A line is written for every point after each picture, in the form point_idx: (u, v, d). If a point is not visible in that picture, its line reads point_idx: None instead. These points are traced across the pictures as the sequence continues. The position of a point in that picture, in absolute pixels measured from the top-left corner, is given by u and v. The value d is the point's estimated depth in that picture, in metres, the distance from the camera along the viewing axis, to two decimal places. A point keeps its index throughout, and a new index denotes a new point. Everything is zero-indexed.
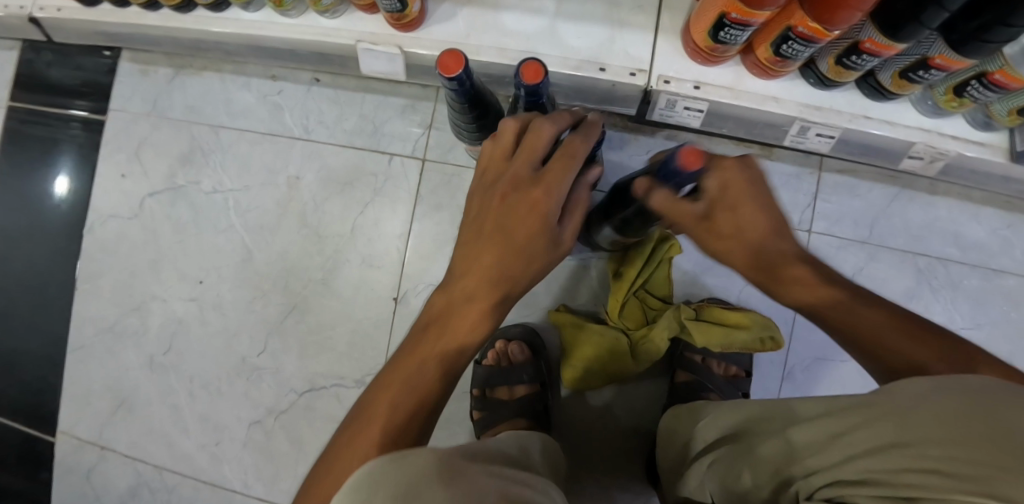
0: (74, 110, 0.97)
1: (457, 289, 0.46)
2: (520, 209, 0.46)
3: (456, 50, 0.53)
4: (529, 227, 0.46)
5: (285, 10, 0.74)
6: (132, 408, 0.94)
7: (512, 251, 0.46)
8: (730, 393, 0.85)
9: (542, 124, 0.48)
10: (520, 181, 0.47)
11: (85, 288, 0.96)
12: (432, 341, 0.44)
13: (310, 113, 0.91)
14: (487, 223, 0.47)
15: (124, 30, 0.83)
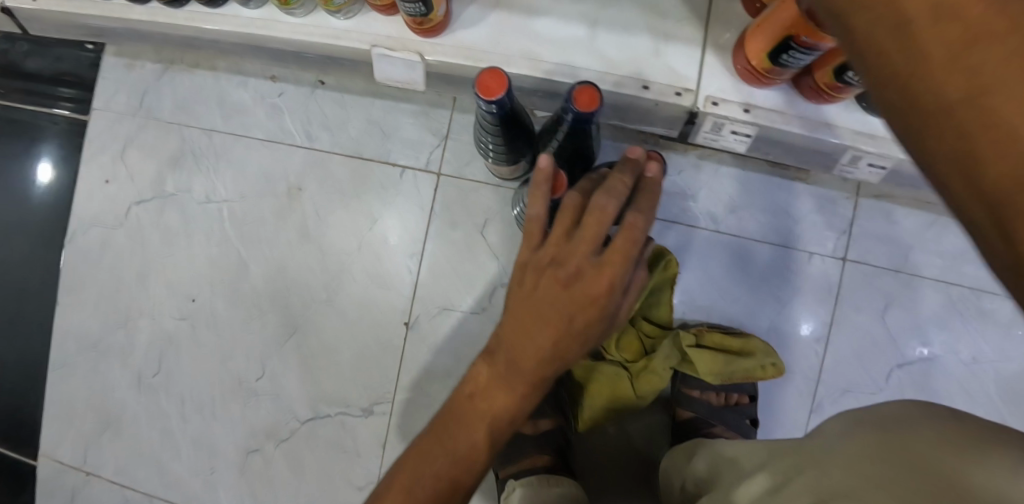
0: (55, 109, 0.88)
1: (505, 364, 0.48)
2: (577, 298, 0.45)
3: (499, 70, 0.48)
4: (586, 315, 0.45)
5: (290, 8, 0.66)
6: (118, 430, 0.87)
7: (566, 337, 0.46)
8: (736, 421, 0.78)
9: (605, 206, 0.45)
10: (580, 267, 0.45)
11: (66, 300, 0.88)
12: (471, 413, 0.49)
13: (313, 116, 0.84)
14: (543, 310, 0.46)
15: (107, 23, 0.74)
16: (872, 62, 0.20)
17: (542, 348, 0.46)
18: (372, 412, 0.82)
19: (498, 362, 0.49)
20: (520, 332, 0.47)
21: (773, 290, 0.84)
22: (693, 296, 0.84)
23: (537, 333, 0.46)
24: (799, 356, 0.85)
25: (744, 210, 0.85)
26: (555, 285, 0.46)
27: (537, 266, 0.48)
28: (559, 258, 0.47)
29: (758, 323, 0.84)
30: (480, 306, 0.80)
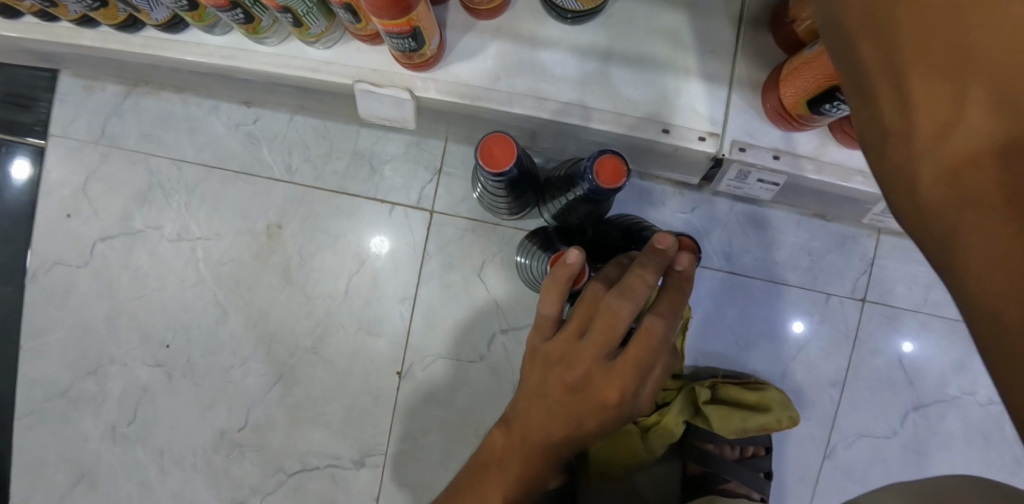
0: (27, 139, 0.80)
1: (518, 442, 0.44)
2: (583, 405, 0.41)
3: (507, 137, 0.41)
4: (591, 421, 0.41)
5: (260, 36, 0.57)
6: (93, 483, 0.81)
7: (573, 439, 0.42)
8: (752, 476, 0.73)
9: (619, 308, 0.40)
10: (587, 373, 0.40)
11: (29, 346, 0.81)
12: (477, 486, 0.45)
13: (294, 145, 0.76)
14: (555, 407, 0.42)
15: (56, 48, 0.66)
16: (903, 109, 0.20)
17: (548, 446, 0.43)
18: (364, 464, 0.76)
19: (507, 444, 0.45)
20: (530, 421, 0.44)
21: (791, 334, 0.79)
22: (704, 341, 0.78)
23: (542, 431, 0.43)
24: (815, 401, 0.80)
25: (761, 249, 0.79)
26: (560, 387, 0.41)
27: (544, 361, 0.43)
28: (567, 357, 0.41)
29: (774, 368, 0.79)
30: (477, 355, 0.75)
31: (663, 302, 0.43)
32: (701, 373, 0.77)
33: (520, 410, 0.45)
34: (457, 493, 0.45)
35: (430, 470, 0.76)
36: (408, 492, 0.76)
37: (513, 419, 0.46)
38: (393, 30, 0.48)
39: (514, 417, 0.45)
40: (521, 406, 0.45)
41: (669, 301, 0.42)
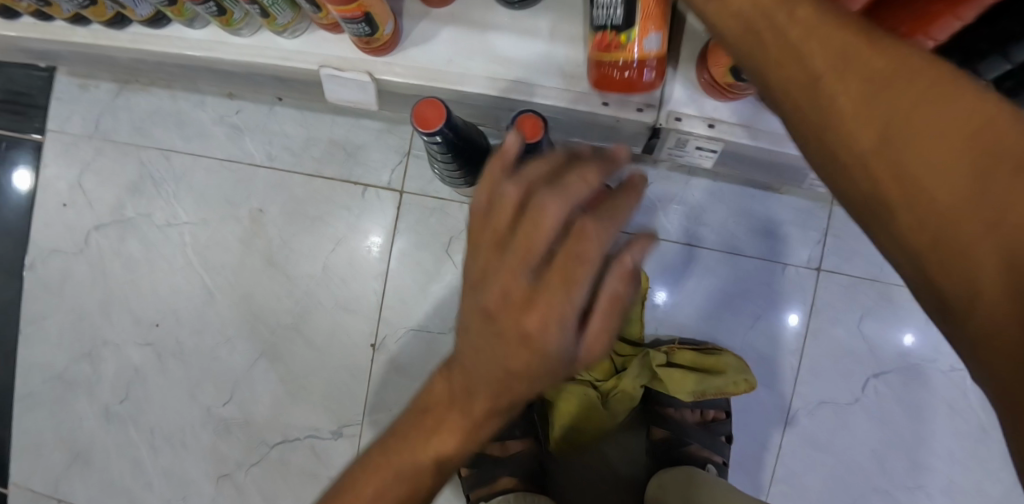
0: (29, 135, 0.86)
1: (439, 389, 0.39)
2: (507, 343, 0.32)
3: (438, 102, 0.45)
4: (521, 361, 0.32)
5: (235, 28, 0.63)
6: (88, 461, 0.85)
7: (499, 384, 0.34)
8: (713, 439, 0.76)
9: (544, 209, 0.31)
10: (513, 291, 0.32)
11: (28, 331, 0.86)
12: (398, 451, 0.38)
13: (274, 134, 0.82)
14: (478, 348, 0.34)
15: (52, 47, 0.72)
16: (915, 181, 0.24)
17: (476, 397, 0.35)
18: (342, 435, 0.80)
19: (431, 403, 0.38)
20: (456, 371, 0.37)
21: (750, 305, 0.83)
22: (664, 311, 0.82)
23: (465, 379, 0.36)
24: (775, 369, 0.84)
25: (716, 224, 0.83)
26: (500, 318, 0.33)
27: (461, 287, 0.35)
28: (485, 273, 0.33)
29: (733, 337, 0.82)
30: (447, 327, 0.79)
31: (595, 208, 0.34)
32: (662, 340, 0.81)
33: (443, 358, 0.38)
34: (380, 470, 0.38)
35: None
36: None
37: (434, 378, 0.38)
38: (346, 15, 0.53)
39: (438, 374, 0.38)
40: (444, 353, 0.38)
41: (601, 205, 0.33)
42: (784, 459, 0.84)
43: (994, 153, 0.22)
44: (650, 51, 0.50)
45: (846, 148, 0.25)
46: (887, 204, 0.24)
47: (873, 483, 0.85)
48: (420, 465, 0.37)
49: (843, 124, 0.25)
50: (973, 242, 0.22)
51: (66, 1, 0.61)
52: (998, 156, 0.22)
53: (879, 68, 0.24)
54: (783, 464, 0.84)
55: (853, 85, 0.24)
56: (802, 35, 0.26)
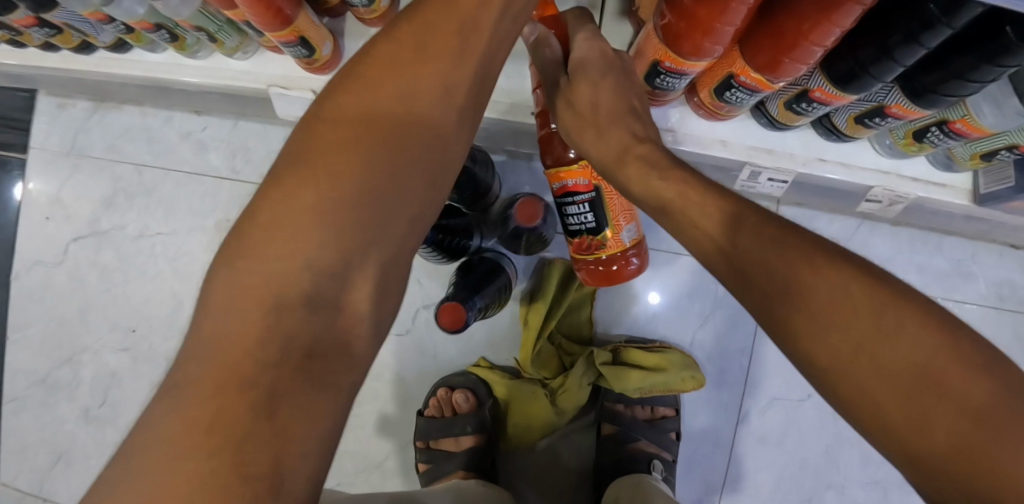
0: (13, 153, 0.91)
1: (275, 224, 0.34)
2: (360, 144, 0.36)
3: None
4: (382, 136, 0.37)
5: (189, 51, 0.67)
6: (70, 462, 0.90)
7: (352, 196, 0.35)
8: (660, 438, 0.78)
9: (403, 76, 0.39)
10: (376, 83, 0.38)
11: (13, 338, 0.91)
12: (225, 305, 0.32)
13: (238, 147, 0.86)
14: (327, 147, 0.36)
15: (25, 70, 0.76)
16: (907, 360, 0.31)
17: (348, 187, 0.35)
18: None
19: (264, 213, 0.35)
20: (299, 172, 0.35)
21: (698, 304, 0.82)
22: (616, 311, 0.83)
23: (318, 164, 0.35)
24: (725, 368, 0.82)
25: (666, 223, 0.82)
26: (347, 102, 0.38)
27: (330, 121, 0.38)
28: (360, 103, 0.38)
29: (679, 337, 0.82)
30: (404, 329, 0.83)
31: (405, 41, 0.39)
32: (612, 336, 0.82)
33: (279, 173, 0.36)
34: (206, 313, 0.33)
35: (370, 437, 0.84)
36: (349, 457, 0.83)
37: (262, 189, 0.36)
38: (283, 40, 0.57)
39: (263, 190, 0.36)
40: (285, 162, 0.37)
41: (428, 27, 0.40)
42: (734, 460, 0.82)
43: (911, 363, 0.31)
44: (630, 239, 0.60)
45: (837, 363, 0.33)
46: (868, 397, 0.32)
47: (827, 480, 0.83)
48: (256, 312, 0.32)
49: (824, 325, 0.34)
50: (950, 407, 0.29)
51: (34, 30, 0.65)
52: (926, 367, 0.30)
53: (861, 300, 0.33)
54: (738, 464, 0.82)
55: (817, 322, 0.34)
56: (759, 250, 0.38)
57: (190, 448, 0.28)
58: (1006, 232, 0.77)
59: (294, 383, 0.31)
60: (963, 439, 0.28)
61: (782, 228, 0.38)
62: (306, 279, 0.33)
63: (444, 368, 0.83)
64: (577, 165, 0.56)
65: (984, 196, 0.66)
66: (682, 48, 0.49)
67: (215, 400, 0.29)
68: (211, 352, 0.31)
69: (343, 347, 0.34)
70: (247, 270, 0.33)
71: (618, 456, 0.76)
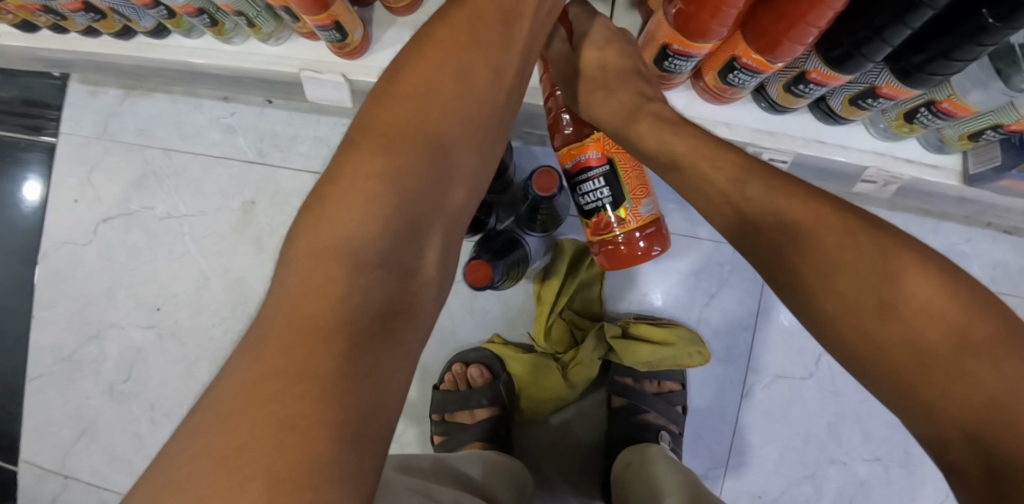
0: (44, 138, 0.95)
1: (343, 189, 0.40)
2: (411, 125, 0.43)
3: None
4: (437, 119, 0.44)
5: (226, 37, 0.71)
6: (94, 437, 0.92)
7: (407, 166, 0.41)
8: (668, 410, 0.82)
9: (448, 63, 0.45)
10: (432, 71, 0.45)
11: (40, 316, 0.94)
12: (303, 259, 0.37)
13: (264, 132, 0.90)
14: (387, 125, 0.42)
15: (65, 56, 0.80)
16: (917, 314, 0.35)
17: (412, 164, 0.41)
18: None
19: (339, 183, 0.40)
20: (368, 148, 0.41)
21: (705, 282, 0.86)
22: (624, 289, 0.86)
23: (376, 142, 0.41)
24: (730, 345, 0.86)
25: (674, 206, 0.86)
26: (405, 86, 0.44)
27: (385, 101, 0.44)
28: (414, 86, 0.44)
29: (686, 314, 0.86)
30: None
31: (450, 32, 0.46)
32: (621, 314, 0.86)
33: (347, 150, 0.42)
34: (288, 271, 0.38)
35: None
36: None
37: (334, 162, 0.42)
38: (320, 24, 0.61)
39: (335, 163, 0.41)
40: (352, 141, 0.42)
41: (473, 20, 0.47)
42: (740, 434, 0.86)
43: (920, 316, 0.35)
44: (647, 216, 0.62)
45: (850, 316, 0.37)
46: (871, 337, 0.36)
47: (829, 455, 0.85)
48: (335, 258, 0.37)
49: (836, 283, 0.38)
50: (959, 352, 0.34)
51: (80, 15, 0.69)
52: (927, 309, 0.35)
53: (868, 253, 0.38)
54: (741, 437, 0.85)
55: (830, 280, 0.38)
56: (779, 215, 0.42)
57: (270, 385, 0.32)
58: (996, 214, 0.81)
59: (371, 327, 0.36)
60: (970, 383, 0.33)
61: (794, 188, 0.42)
62: (371, 236, 0.38)
63: (460, 344, 0.86)
64: (590, 140, 0.60)
65: (973, 176, 0.71)
66: (689, 30, 0.53)
67: (305, 345, 0.33)
68: (299, 303, 0.35)
69: (411, 302, 0.39)
70: (327, 232, 0.38)
71: (627, 426, 0.80)
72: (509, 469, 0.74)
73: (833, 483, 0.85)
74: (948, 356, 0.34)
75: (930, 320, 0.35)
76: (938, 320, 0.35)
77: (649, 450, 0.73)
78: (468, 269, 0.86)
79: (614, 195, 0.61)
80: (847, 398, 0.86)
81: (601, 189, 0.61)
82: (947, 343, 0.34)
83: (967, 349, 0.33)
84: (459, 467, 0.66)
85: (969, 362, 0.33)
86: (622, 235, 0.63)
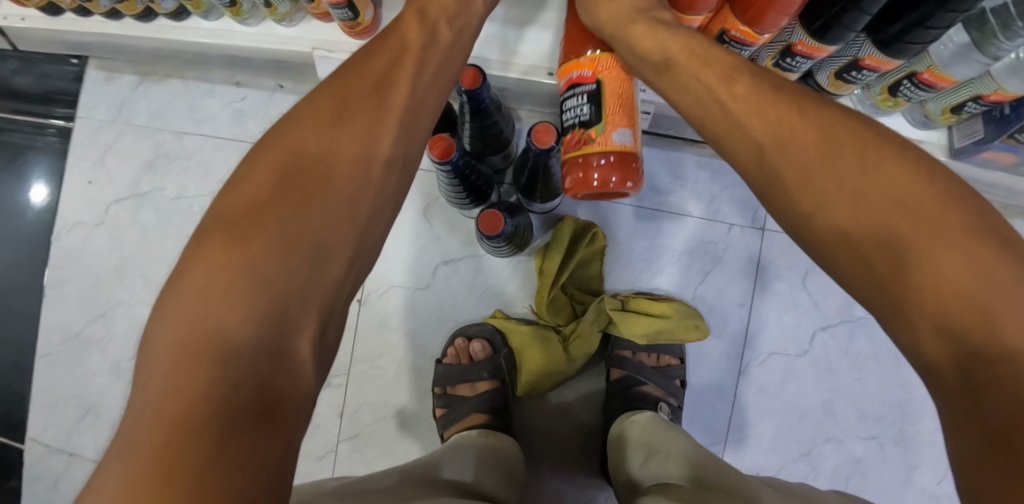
0: (49, 121, 0.98)
1: (193, 296, 0.39)
2: (262, 213, 0.42)
3: (477, 70, 0.58)
4: (301, 205, 0.43)
5: (242, 18, 0.74)
6: (99, 414, 0.93)
7: (262, 257, 0.40)
8: (667, 383, 0.83)
9: (304, 148, 0.45)
10: (296, 154, 0.44)
11: (50, 295, 0.96)
12: (159, 365, 0.37)
13: (275, 116, 0.93)
14: (240, 219, 0.41)
15: (86, 38, 0.84)
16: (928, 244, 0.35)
17: (270, 250, 0.41)
18: (330, 385, 0.89)
19: (188, 285, 0.39)
20: (221, 242, 0.40)
21: (702, 260, 0.88)
22: (622, 267, 0.88)
23: (223, 241, 0.40)
24: (726, 321, 0.88)
25: (669, 187, 0.89)
26: (265, 176, 0.43)
27: (236, 197, 0.43)
28: (273, 179, 0.43)
29: (683, 292, 0.88)
30: (424, 283, 0.89)
31: (310, 115, 0.46)
32: (619, 290, 0.88)
33: (199, 242, 0.41)
34: (150, 376, 0.37)
35: (389, 389, 0.89)
36: (370, 407, 0.88)
37: (184, 259, 0.41)
38: (332, 2, 0.64)
39: (187, 261, 0.40)
40: (205, 235, 0.41)
41: (336, 107, 0.46)
42: (736, 410, 0.87)
43: (928, 241, 0.35)
44: (623, 145, 0.51)
45: (855, 234, 0.38)
46: (871, 261, 0.37)
47: (825, 433, 0.86)
48: (191, 363, 0.36)
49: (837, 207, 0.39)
50: (973, 285, 0.33)
51: None
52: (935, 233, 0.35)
53: (880, 181, 0.38)
54: (738, 414, 0.87)
55: (834, 203, 0.39)
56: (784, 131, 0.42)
57: (135, 482, 0.32)
58: (983, 190, 0.84)
59: (247, 419, 0.35)
60: (979, 317, 0.33)
61: (803, 109, 0.42)
62: (233, 335, 0.38)
63: (461, 320, 0.88)
64: (585, 56, 0.53)
65: (958, 150, 0.74)
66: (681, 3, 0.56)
67: (173, 445, 0.33)
68: (164, 406, 0.35)
69: (286, 386, 0.38)
70: (187, 327, 0.38)
71: (626, 399, 0.81)
72: (490, 451, 0.72)
73: (829, 461, 0.86)
74: (961, 292, 0.33)
75: (938, 251, 0.35)
76: (948, 250, 0.34)
77: (650, 422, 0.72)
78: (470, 246, 0.89)
79: (594, 113, 0.51)
80: (843, 375, 0.87)
81: (583, 107, 0.52)
82: (958, 275, 0.34)
83: (979, 284, 0.33)
84: (449, 477, 0.62)
85: (981, 294, 0.33)
86: (594, 160, 0.52)
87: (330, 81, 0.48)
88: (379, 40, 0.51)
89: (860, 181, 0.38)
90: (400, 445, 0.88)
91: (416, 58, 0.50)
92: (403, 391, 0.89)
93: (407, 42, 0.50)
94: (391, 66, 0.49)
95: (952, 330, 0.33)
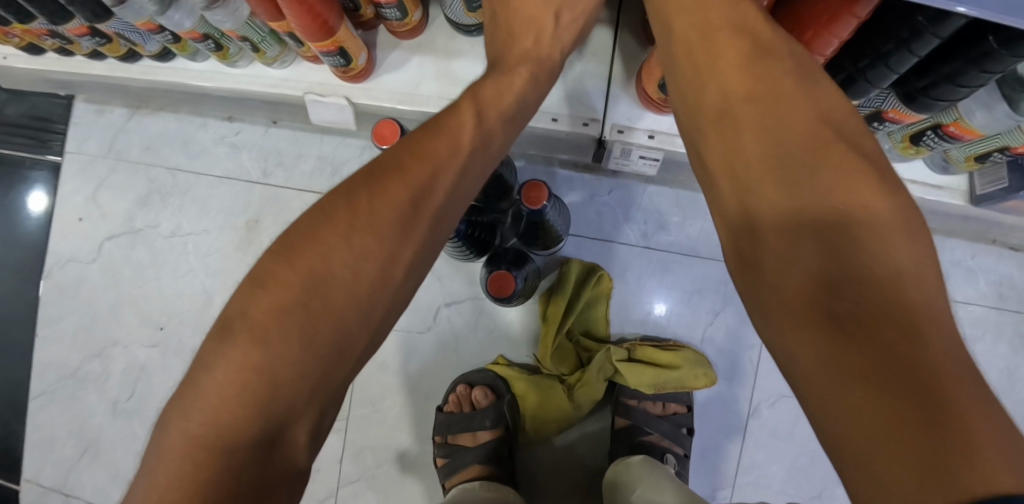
0: (49, 156, 0.95)
1: (223, 388, 0.35)
2: (290, 309, 0.38)
3: None
4: (334, 300, 0.39)
5: (231, 60, 0.71)
6: (97, 454, 0.92)
7: (278, 351, 0.36)
8: (673, 432, 0.81)
9: (351, 241, 0.40)
10: (326, 254, 0.40)
11: (44, 334, 0.94)
12: (168, 448, 0.35)
13: (269, 152, 0.90)
14: (270, 305, 0.38)
15: (71, 76, 0.81)
16: (894, 274, 0.32)
17: (294, 345, 0.37)
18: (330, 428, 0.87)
19: (216, 373, 0.36)
20: (246, 343, 0.36)
21: (711, 300, 0.85)
22: (628, 308, 0.86)
23: (253, 331, 0.37)
24: (736, 363, 0.85)
25: (676, 225, 0.86)
26: (296, 273, 0.39)
27: (265, 274, 0.39)
28: (319, 267, 0.39)
29: (691, 333, 0.85)
30: (425, 326, 0.87)
31: (358, 198, 0.42)
32: (625, 334, 0.85)
33: (223, 338, 0.37)
34: (158, 464, 0.34)
35: (391, 432, 0.87)
36: (371, 451, 0.86)
37: (208, 351, 0.37)
38: (324, 50, 0.61)
39: (208, 352, 0.37)
40: (232, 329, 0.37)
41: (383, 195, 0.42)
42: (746, 453, 0.85)
43: (894, 275, 0.32)
44: None
45: (810, 248, 0.36)
46: (811, 280, 0.35)
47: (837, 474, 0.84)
48: (203, 447, 0.34)
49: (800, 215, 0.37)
50: (939, 336, 0.29)
51: (85, 39, 0.69)
52: (876, 227, 0.34)
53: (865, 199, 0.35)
54: (747, 457, 0.85)
55: (806, 212, 0.36)
56: (760, 125, 0.41)
57: None
58: (1002, 231, 0.81)
59: None
60: (947, 372, 0.28)
61: (791, 113, 0.40)
62: (245, 424, 0.35)
63: (463, 364, 0.86)
64: None
65: (979, 196, 0.70)
66: None
67: None
68: (164, 498, 0.32)
69: (277, 481, 0.36)
70: (201, 419, 0.35)
71: (632, 446, 0.80)
72: None
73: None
74: (925, 335, 0.29)
75: (907, 289, 0.31)
76: (913, 291, 0.31)
77: (638, 463, 0.73)
78: (473, 288, 0.87)
79: None
80: None
81: None
82: (922, 320, 0.30)
83: (940, 334, 0.30)
84: None
85: (942, 343, 0.29)
86: None
87: (373, 175, 0.43)
88: (435, 130, 0.46)
89: (842, 191, 0.35)
90: (403, 487, 0.86)
91: (460, 163, 0.46)
92: (405, 434, 0.87)
93: (458, 148, 0.46)
94: (440, 164, 0.45)
95: (867, 333, 0.31)
